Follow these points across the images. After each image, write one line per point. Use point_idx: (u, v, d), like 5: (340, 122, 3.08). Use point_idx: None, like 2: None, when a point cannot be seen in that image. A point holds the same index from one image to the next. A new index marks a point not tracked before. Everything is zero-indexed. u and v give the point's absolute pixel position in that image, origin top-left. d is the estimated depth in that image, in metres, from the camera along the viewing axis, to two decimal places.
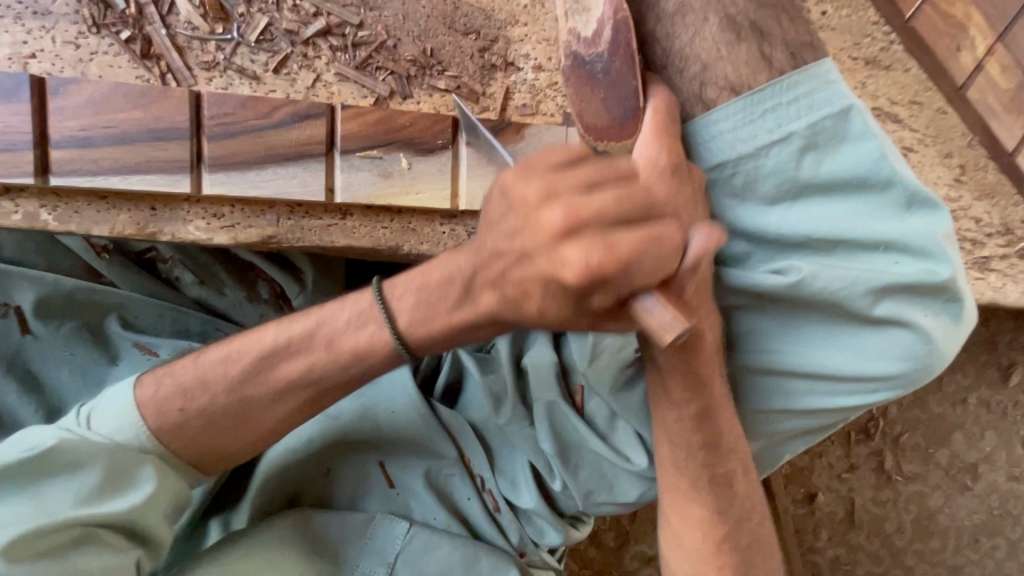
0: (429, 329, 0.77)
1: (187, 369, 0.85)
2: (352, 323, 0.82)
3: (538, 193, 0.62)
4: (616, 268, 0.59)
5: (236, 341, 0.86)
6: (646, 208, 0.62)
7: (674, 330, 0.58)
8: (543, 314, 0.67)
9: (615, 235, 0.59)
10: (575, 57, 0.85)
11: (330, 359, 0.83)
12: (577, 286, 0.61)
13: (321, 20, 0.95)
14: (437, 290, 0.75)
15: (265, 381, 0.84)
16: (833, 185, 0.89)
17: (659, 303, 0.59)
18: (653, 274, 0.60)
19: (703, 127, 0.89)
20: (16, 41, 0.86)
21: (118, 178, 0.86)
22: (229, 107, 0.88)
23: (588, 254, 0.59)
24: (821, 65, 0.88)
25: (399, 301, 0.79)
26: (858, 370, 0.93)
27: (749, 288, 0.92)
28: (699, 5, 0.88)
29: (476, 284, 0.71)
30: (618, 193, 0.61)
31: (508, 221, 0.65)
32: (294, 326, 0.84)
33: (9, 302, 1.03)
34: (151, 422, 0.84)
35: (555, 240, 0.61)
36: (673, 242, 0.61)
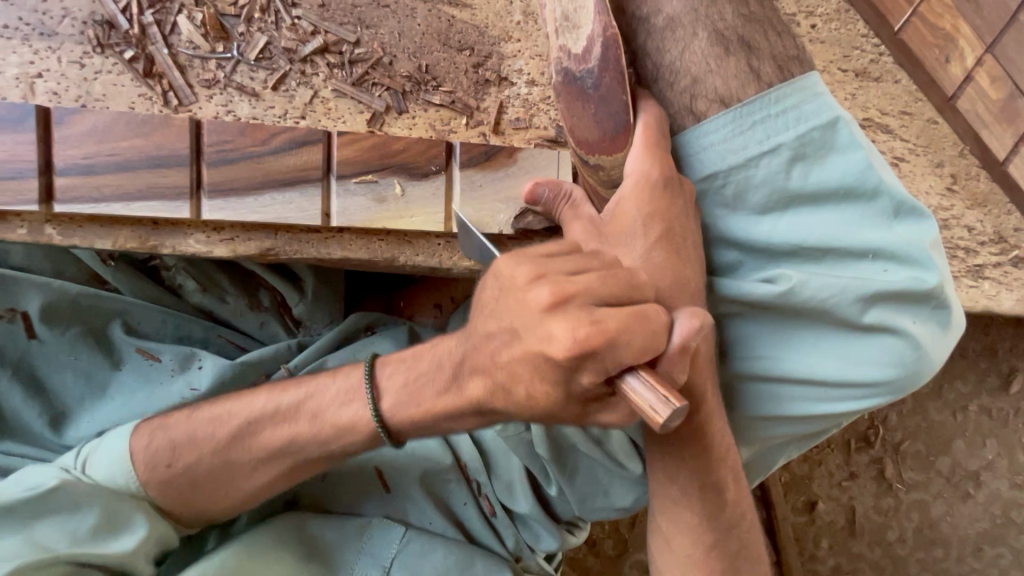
0: (413, 412, 0.78)
1: (179, 425, 0.87)
2: (339, 399, 0.85)
3: (527, 274, 0.64)
4: (602, 343, 0.59)
5: (227, 401, 0.89)
6: (629, 290, 0.64)
7: (664, 409, 0.55)
8: (531, 399, 0.66)
9: (601, 312, 0.61)
10: (566, 74, 0.86)
11: (313, 432, 0.85)
12: (565, 363, 0.60)
13: (318, 38, 0.97)
14: (425, 375, 0.78)
15: (248, 445, 0.86)
16: (821, 195, 0.90)
17: (646, 383, 0.58)
18: (639, 352, 0.60)
19: (694, 139, 0.91)
20: (22, 61, 0.89)
21: (119, 205, 0.88)
22: (229, 134, 0.91)
23: (574, 329, 0.60)
24: (808, 78, 0.90)
25: (388, 379, 0.82)
26: (850, 377, 0.94)
27: (740, 296, 0.93)
28: (689, 20, 0.92)
29: (463, 371, 0.73)
30: (602, 274, 0.64)
31: (498, 303, 0.67)
32: (285, 395, 0.88)
33: (15, 307, 1.05)
34: (140, 476, 0.85)
35: (543, 313, 0.62)
36: (659, 320, 0.62)
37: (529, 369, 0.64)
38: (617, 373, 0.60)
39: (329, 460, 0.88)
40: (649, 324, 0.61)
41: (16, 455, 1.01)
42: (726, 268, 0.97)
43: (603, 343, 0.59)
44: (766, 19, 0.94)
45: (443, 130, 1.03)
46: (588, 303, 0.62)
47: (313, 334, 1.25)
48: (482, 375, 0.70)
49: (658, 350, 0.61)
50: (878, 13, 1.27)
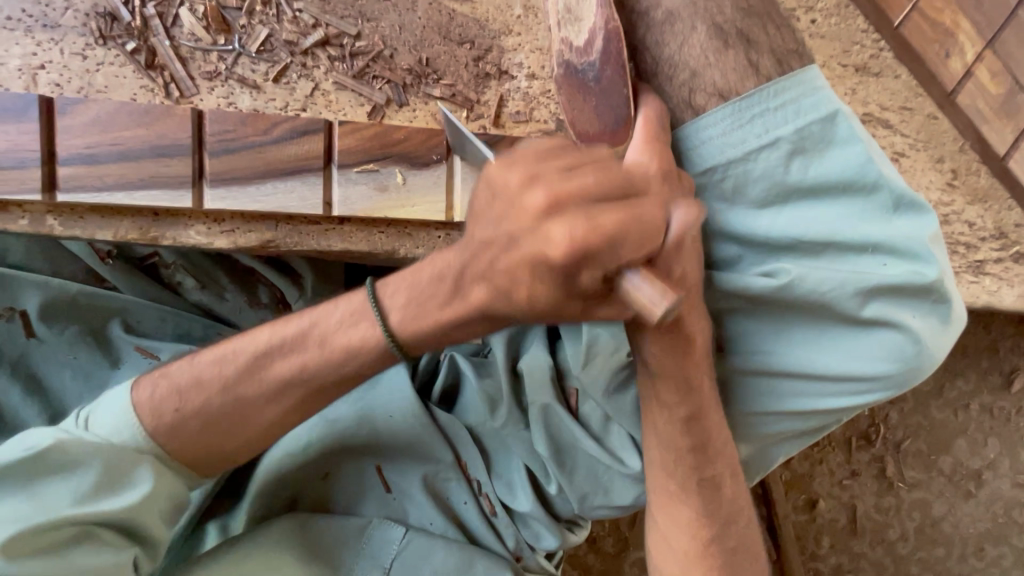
0: (419, 326, 0.79)
1: (183, 369, 0.87)
2: (343, 322, 0.84)
3: (520, 178, 0.63)
4: (600, 241, 0.59)
5: (228, 342, 0.88)
6: (625, 186, 0.63)
7: (662, 304, 0.56)
8: (532, 300, 0.66)
9: (598, 211, 0.60)
10: (568, 66, 0.87)
11: (323, 357, 0.84)
12: (563, 263, 0.61)
13: (319, 31, 0.98)
14: (428, 290, 0.77)
15: (260, 377, 0.85)
16: (821, 189, 0.90)
17: (643, 278, 0.59)
18: (638, 247, 0.61)
19: (693, 132, 0.91)
20: (25, 53, 0.89)
21: (122, 195, 0.88)
22: (230, 124, 0.91)
23: (572, 229, 0.60)
24: (807, 71, 0.90)
25: (391, 298, 0.81)
26: (848, 370, 0.94)
27: (739, 291, 0.93)
28: (689, 14, 0.92)
29: (464, 280, 0.73)
30: (599, 175, 0.62)
31: (493, 209, 0.66)
32: (288, 327, 0.86)
33: (14, 306, 1.05)
34: (148, 425, 0.85)
35: (540, 216, 0.61)
36: (656, 217, 0.62)
37: (528, 275, 0.64)
38: (614, 270, 0.60)
39: (343, 386, 0.88)
40: (643, 222, 0.61)
41: None
42: (726, 262, 0.96)
43: (599, 244, 0.59)
44: (765, 12, 0.94)
45: (443, 123, 1.03)
46: (583, 206, 0.61)
47: None
48: (485, 282, 0.69)
49: (654, 246, 0.62)
50: (877, 9, 1.28)
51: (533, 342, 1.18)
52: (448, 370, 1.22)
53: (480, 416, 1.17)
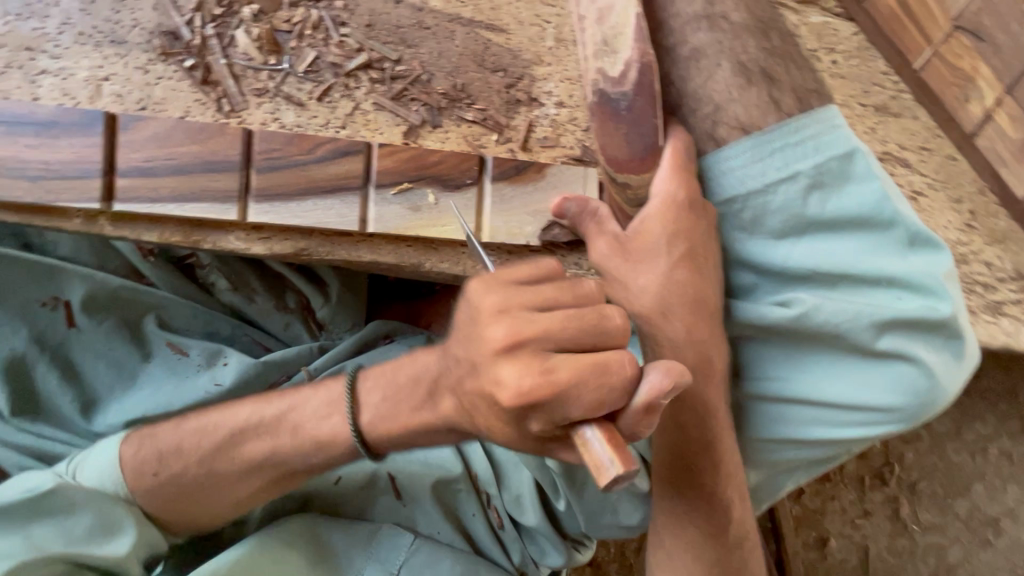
0: (390, 426, 0.85)
1: (167, 435, 0.94)
2: (317, 413, 0.91)
3: (493, 307, 0.68)
4: (550, 393, 0.65)
5: (212, 412, 0.95)
6: (593, 335, 0.68)
7: (612, 468, 0.60)
8: (490, 425, 0.71)
9: (554, 360, 0.66)
10: (603, 94, 0.91)
11: (293, 444, 0.91)
12: (512, 407, 0.66)
13: (363, 55, 1.00)
14: (406, 389, 0.84)
15: (231, 456, 0.91)
16: (836, 223, 0.93)
17: (602, 439, 0.63)
18: (594, 402, 0.65)
19: (715, 163, 0.95)
20: (93, 66, 0.93)
21: (175, 205, 0.91)
22: (278, 143, 0.93)
23: (523, 376, 0.65)
24: (827, 110, 0.94)
25: (369, 399, 0.88)
26: (861, 403, 0.95)
27: (755, 319, 0.96)
28: (714, 51, 0.96)
29: (439, 389, 0.79)
30: (566, 314, 0.68)
31: (467, 327, 0.71)
32: (267, 406, 0.93)
33: (60, 296, 1.11)
34: (128, 481, 0.92)
35: (495, 355, 0.66)
36: (625, 376, 0.66)
37: (481, 405, 0.71)
38: (573, 423, 0.66)
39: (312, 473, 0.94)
40: (606, 368, 0.66)
41: (46, 438, 1.07)
42: (744, 290, 1.00)
43: (551, 393, 0.65)
44: (788, 53, 0.99)
45: (474, 145, 1.03)
46: (543, 347, 0.67)
47: (334, 338, 1.28)
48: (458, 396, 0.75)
49: (611, 403, 0.65)
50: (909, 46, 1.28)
51: None
52: None
53: None
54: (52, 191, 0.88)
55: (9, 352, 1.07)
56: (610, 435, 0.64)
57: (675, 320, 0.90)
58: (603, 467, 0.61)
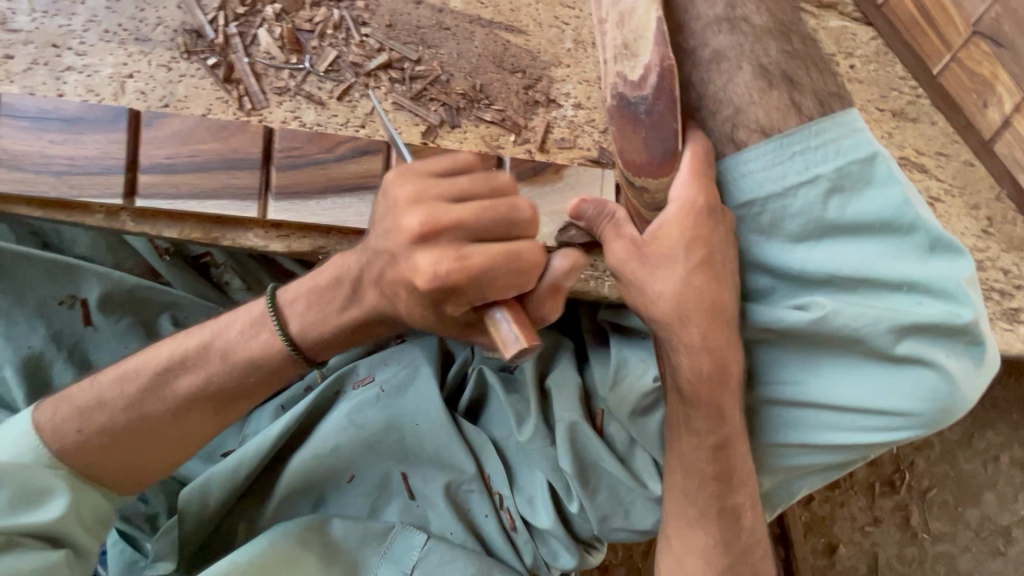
0: (320, 331, 0.89)
1: (84, 393, 0.93)
2: (242, 335, 0.93)
3: (409, 196, 0.71)
4: (465, 277, 0.69)
5: (133, 360, 0.95)
6: (506, 225, 0.72)
7: (514, 341, 0.68)
8: (412, 311, 0.77)
9: (468, 247, 0.70)
10: (621, 97, 0.91)
11: (226, 367, 0.91)
12: (428, 289, 0.71)
13: (383, 54, 1.00)
14: (327, 291, 0.89)
15: (162, 395, 0.92)
16: (856, 227, 0.93)
17: (507, 317, 0.70)
18: (505, 287, 0.70)
19: (734, 165, 0.95)
20: (117, 63, 0.93)
21: (194, 202, 0.91)
22: (298, 142, 0.94)
23: (438, 263, 0.70)
24: (848, 114, 0.93)
25: (294, 310, 0.91)
26: (879, 407, 0.94)
27: (773, 323, 0.96)
28: (735, 54, 0.97)
29: (362, 283, 0.84)
30: (478, 207, 0.71)
31: (387, 219, 0.75)
32: (189, 340, 0.94)
33: (76, 294, 1.11)
34: (52, 445, 0.91)
35: (413, 244, 0.71)
36: (534, 259, 0.71)
37: (400, 291, 0.76)
38: (487, 305, 0.72)
39: (257, 393, 0.95)
40: (518, 252, 0.70)
41: None
42: (761, 294, 1.00)
43: (467, 276, 0.69)
44: (809, 57, 0.98)
45: (492, 146, 1.03)
46: (456, 237, 0.71)
47: None
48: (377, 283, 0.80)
49: (525, 285, 0.72)
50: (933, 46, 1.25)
51: (561, 363, 1.21)
52: (475, 384, 1.23)
53: (507, 431, 1.19)
54: (76, 186, 0.88)
55: (27, 351, 1.08)
56: (516, 317, 0.71)
57: (693, 327, 0.90)
58: (507, 344, 0.68)
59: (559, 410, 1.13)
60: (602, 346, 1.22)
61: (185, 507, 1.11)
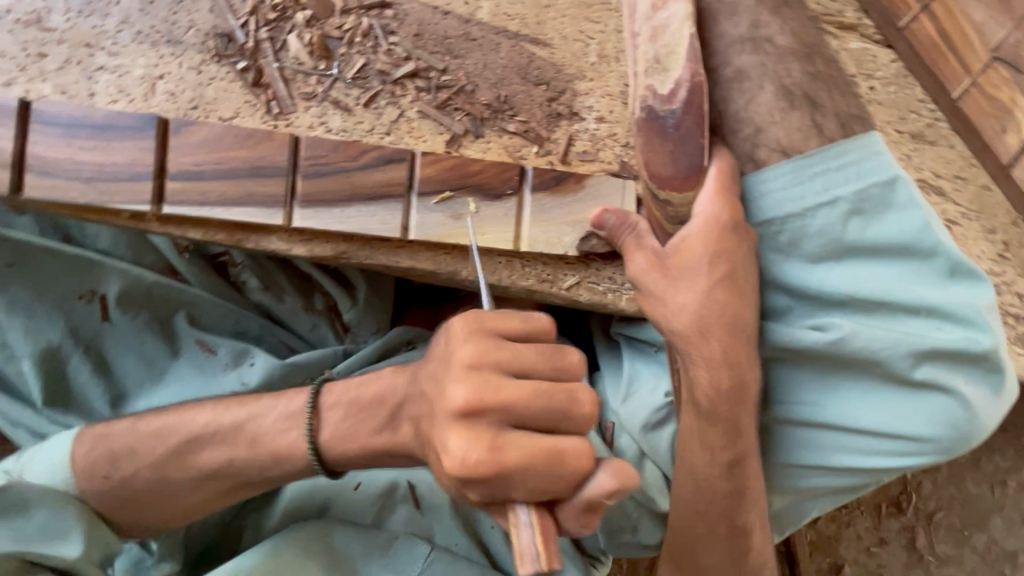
0: (346, 448, 0.87)
1: (122, 436, 0.94)
2: (278, 423, 0.92)
3: (466, 363, 0.71)
4: (498, 473, 0.67)
5: (166, 417, 0.96)
6: (551, 418, 0.72)
7: (534, 561, 0.62)
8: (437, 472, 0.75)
9: (506, 438, 0.69)
10: (649, 110, 0.92)
11: (251, 454, 0.92)
12: (457, 474, 0.68)
13: (410, 63, 1.01)
14: (366, 407, 0.87)
15: (188, 460, 0.93)
16: (875, 250, 0.93)
17: (533, 526, 0.65)
18: (536, 485, 0.67)
19: (755, 184, 0.95)
20: (148, 64, 0.94)
21: (221, 209, 0.92)
22: (324, 150, 0.94)
23: (472, 445, 0.68)
24: (870, 136, 0.94)
25: (329, 419, 0.89)
26: (897, 431, 0.94)
27: (790, 343, 0.96)
28: (758, 74, 0.97)
29: (400, 415, 0.84)
30: (535, 389, 0.71)
31: (442, 367, 0.75)
32: (227, 415, 0.94)
33: (96, 289, 1.12)
34: (78, 482, 0.93)
35: (453, 416, 0.70)
36: (575, 466, 0.69)
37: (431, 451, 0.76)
38: (507, 501, 0.68)
39: (267, 483, 0.95)
40: (562, 454, 0.69)
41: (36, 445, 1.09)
42: (777, 312, 1.00)
43: (499, 472, 0.67)
44: (832, 78, 0.99)
45: (515, 156, 1.03)
46: (498, 420, 0.70)
47: (359, 342, 1.27)
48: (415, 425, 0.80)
49: (556, 492, 0.68)
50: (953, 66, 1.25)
51: None
52: None
53: None
54: (106, 193, 0.89)
55: (45, 344, 1.09)
56: (541, 532, 0.65)
57: (714, 341, 0.90)
58: (523, 556, 0.62)
59: None
60: (615, 356, 1.22)
61: None
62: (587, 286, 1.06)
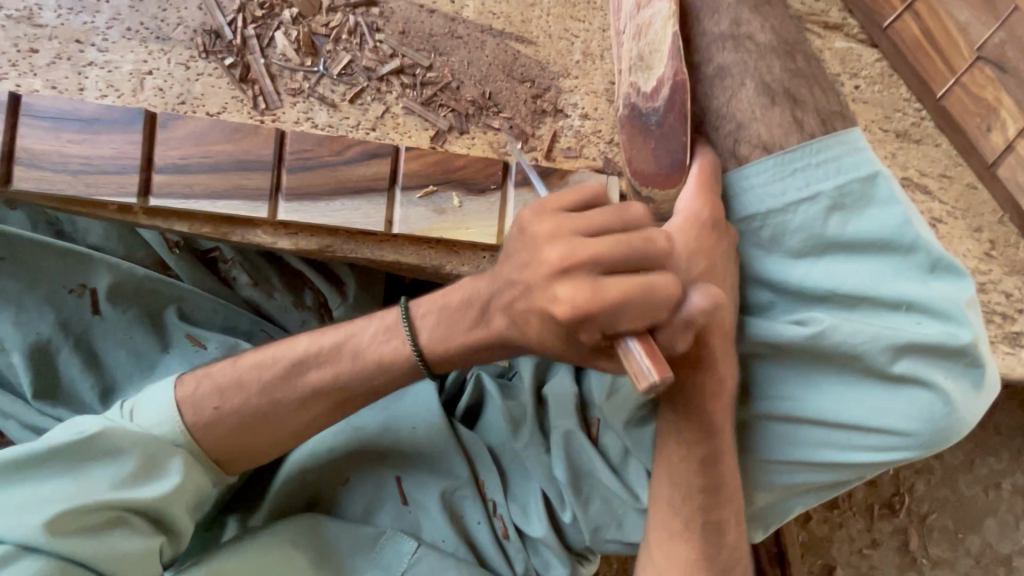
0: (447, 347, 0.89)
1: (224, 370, 0.93)
2: (376, 338, 0.94)
3: (546, 232, 0.71)
4: (603, 308, 0.67)
5: (268, 348, 0.95)
6: (644, 258, 0.70)
7: (648, 376, 0.63)
8: (541, 338, 0.77)
9: (605, 281, 0.68)
10: (634, 108, 0.95)
11: (356, 367, 0.93)
12: (565, 320, 0.69)
13: (396, 60, 1.03)
14: (456, 311, 0.88)
15: (295, 384, 0.92)
16: (856, 245, 0.94)
17: (641, 350, 0.65)
18: (641, 318, 0.67)
19: (737, 180, 0.96)
20: (137, 60, 0.96)
21: (207, 202, 0.93)
22: (309, 144, 0.96)
23: (576, 294, 0.68)
24: (850, 133, 0.95)
25: (423, 322, 0.91)
26: (878, 425, 0.95)
27: (771, 339, 0.96)
28: (739, 70, 0.98)
29: (491, 307, 0.82)
30: (616, 241, 0.69)
31: (521, 254, 0.75)
32: (326, 337, 0.95)
33: (86, 283, 1.13)
34: (187, 419, 0.90)
35: (550, 276, 0.70)
36: (669, 289, 0.69)
37: (523, 322, 0.77)
38: (617, 337, 0.67)
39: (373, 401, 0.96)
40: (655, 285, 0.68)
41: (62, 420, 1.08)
42: (759, 308, 1.00)
43: (604, 308, 0.67)
44: (813, 75, 1.00)
45: (499, 152, 1.05)
46: (595, 269, 0.69)
47: None
48: (503, 309, 0.80)
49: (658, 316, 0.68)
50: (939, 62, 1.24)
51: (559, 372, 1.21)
52: (472, 390, 1.26)
53: (502, 438, 1.20)
54: (93, 185, 0.90)
55: (35, 336, 1.10)
56: (651, 351, 0.66)
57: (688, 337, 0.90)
58: (641, 377, 0.63)
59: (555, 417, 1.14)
60: None
61: None
62: None
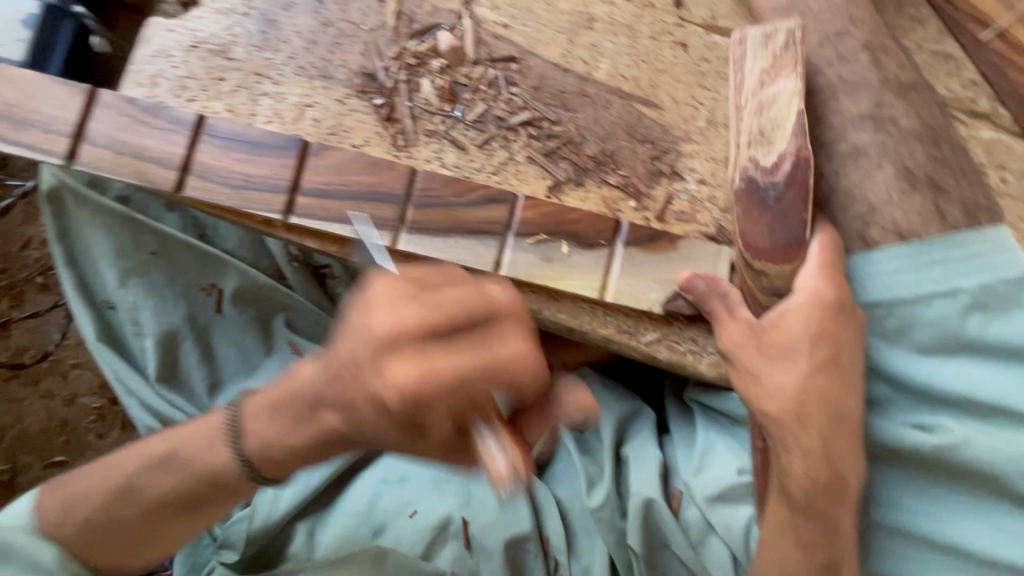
0: (281, 449, 0.80)
1: (73, 483, 0.92)
2: (204, 443, 0.86)
3: (387, 306, 0.67)
4: (432, 391, 0.65)
5: (110, 459, 0.93)
6: (486, 357, 0.66)
7: (510, 475, 0.68)
8: (376, 428, 0.72)
9: (432, 351, 0.66)
10: (751, 180, 0.93)
11: (188, 476, 0.86)
12: (396, 406, 0.66)
13: (526, 113, 1.09)
14: (286, 408, 0.80)
15: (133, 496, 0.89)
16: (996, 350, 0.87)
17: (502, 445, 0.70)
18: (462, 395, 0.66)
19: (864, 264, 0.92)
20: (302, 93, 1.07)
21: (338, 225, 1.01)
22: (436, 184, 1.03)
23: (411, 371, 0.65)
24: (997, 229, 0.90)
25: (250, 425, 0.83)
26: (1009, 556, 0.87)
27: (893, 441, 0.90)
28: (877, 152, 0.95)
29: (317, 406, 0.76)
30: (464, 305, 0.67)
31: (354, 323, 0.70)
32: (160, 444, 0.89)
33: (215, 284, 1.25)
34: (49, 527, 0.91)
35: (383, 351, 0.67)
36: (500, 356, 0.66)
37: (373, 410, 0.70)
38: (469, 422, 0.71)
39: (219, 499, 0.88)
40: (495, 340, 0.67)
41: (177, 407, 1.22)
42: (875, 403, 0.93)
43: (435, 392, 0.65)
44: (958, 166, 0.96)
45: (611, 208, 1.06)
46: (426, 345, 0.66)
47: None
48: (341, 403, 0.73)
49: (477, 391, 0.66)
50: None
51: (641, 435, 1.18)
52: None
53: (573, 492, 1.15)
54: (247, 200, 1.01)
55: (167, 326, 1.21)
56: (515, 452, 0.70)
57: (812, 430, 0.86)
58: (502, 476, 0.68)
59: (637, 482, 1.10)
60: (685, 421, 1.20)
61: (260, 501, 1.13)
62: (668, 343, 1.04)
